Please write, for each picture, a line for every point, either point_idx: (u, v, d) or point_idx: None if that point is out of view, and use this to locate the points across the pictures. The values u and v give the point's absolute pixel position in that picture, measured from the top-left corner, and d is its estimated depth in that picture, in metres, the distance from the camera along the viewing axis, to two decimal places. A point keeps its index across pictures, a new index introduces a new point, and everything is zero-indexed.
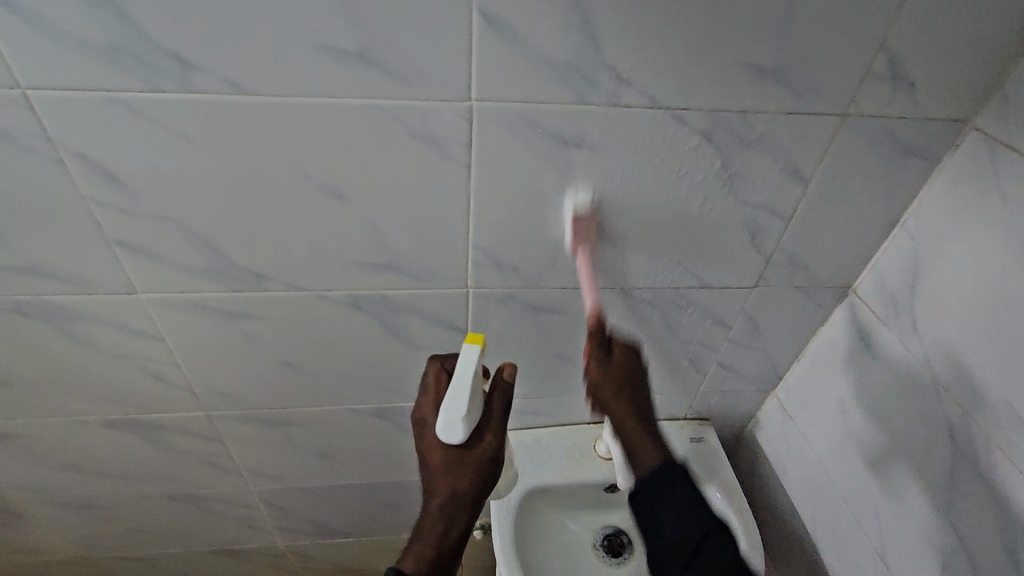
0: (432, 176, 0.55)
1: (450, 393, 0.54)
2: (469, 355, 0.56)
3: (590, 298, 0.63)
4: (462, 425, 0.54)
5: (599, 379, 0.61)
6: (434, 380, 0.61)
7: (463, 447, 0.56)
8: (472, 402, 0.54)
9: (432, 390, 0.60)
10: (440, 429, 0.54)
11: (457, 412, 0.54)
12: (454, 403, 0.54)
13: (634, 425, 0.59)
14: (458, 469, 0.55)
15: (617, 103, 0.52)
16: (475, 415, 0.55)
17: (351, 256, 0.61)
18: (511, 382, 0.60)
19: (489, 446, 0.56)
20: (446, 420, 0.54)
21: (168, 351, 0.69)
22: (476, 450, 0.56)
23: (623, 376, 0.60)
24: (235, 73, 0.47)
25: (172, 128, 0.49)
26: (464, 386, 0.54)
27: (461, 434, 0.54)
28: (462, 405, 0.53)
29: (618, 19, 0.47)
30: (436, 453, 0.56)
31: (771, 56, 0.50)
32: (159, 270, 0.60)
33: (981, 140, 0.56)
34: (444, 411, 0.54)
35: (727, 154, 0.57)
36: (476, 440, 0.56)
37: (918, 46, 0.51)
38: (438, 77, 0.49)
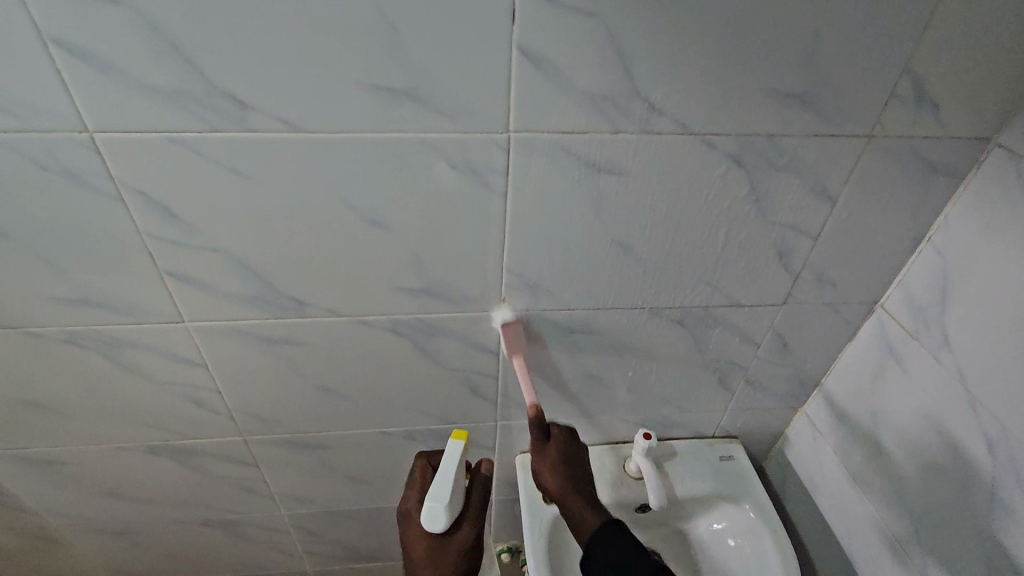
0: (470, 204, 0.57)
1: (436, 484, 0.65)
2: (452, 453, 0.68)
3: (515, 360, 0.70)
4: (445, 511, 0.63)
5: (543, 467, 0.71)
6: (419, 479, 0.74)
7: (445, 534, 0.64)
8: (453, 491, 0.65)
9: (416, 487, 0.72)
10: (425, 517, 0.63)
11: (441, 499, 0.64)
12: (439, 492, 0.64)
13: None
14: (440, 558, 0.63)
15: (650, 130, 0.54)
16: (457, 505, 0.65)
17: (390, 282, 0.63)
18: (487, 478, 0.72)
19: (466, 536, 0.65)
20: (430, 507, 0.64)
21: (210, 378, 0.71)
22: (454, 539, 0.65)
23: (560, 463, 0.71)
24: (288, 111, 0.49)
25: (226, 164, 0.52)
26: (446, 480, 0.65)
27: (443, 521, 0.63)
28: (446, 494, 0.64)
29: (652, 53, 0.49)
30: (418, 546, 0.65)
31: (798, 82, 0.52)
32: (207, 299, 0.63)
33: (1005, 156, 0.57)
34: (429, 500, 0.64)
35: (755, 177, 0.58)
36: (455, 530, 0.65)
37: (941, 69, 0.52)
38: (479, 110, 0.51)
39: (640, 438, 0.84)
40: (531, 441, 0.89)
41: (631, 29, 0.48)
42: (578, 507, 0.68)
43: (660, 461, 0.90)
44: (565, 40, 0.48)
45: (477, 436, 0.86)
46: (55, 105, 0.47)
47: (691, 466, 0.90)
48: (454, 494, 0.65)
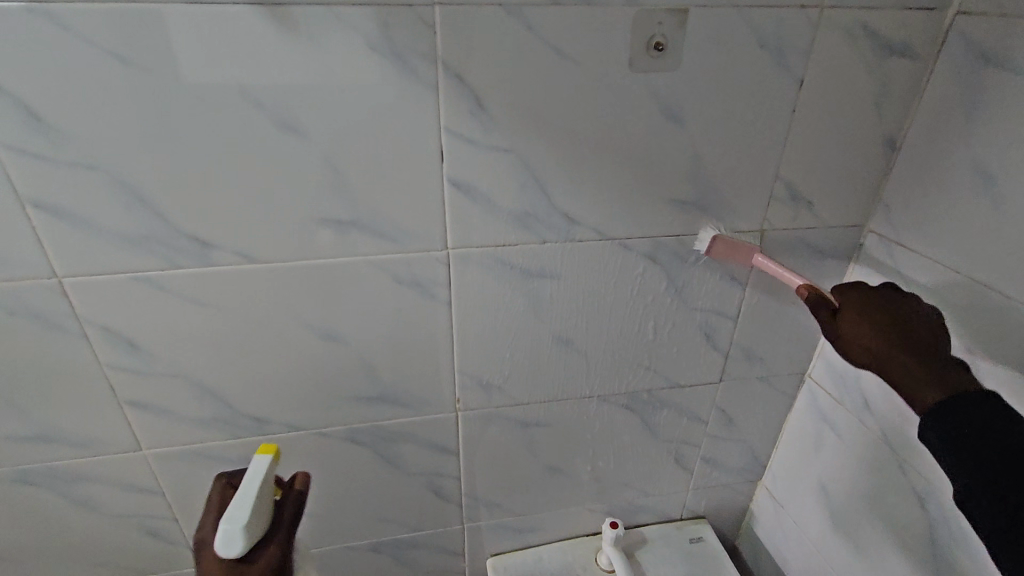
0: (417, 313, 0.63)
1: (234, 500, 0.51)
2: (256, 468, 0.53)
3: (754, 257, 0.64)
4: (241, 533, 0.49)
5: (876, 340, 0.53)
6: (216, 500, 0.56)
7: (242, 562, 0.49)
8: (256, 508, 0.50)
9: (212, 510, 0.55)
10: (219, 540, 0.48)
11: (236, 519, 0.49)
12: (237, 511, 0.49)
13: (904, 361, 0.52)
14: None
15: (571, 238, 0.61)
16: (262, 523, 0.51)
17: (347, 392, 0.66)
18: (302, 492, 0.58)
19: (274, 555, 0.50)
20: (225, 530, 0.48)
21: (167, 505, 0.71)
22: (257, 563, 0.49)
23: (876, 322, 0.54)
24: (245, 247, 0.55)
25: (188, 296, 0.57)
26: (247, 494, 0.51)
27: (239, 546, 0.48)
28: (245, 511, 0.49)
29: (563, 177, 0.58)
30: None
31: (690, 192, 0.61)
32: (166, 425, 0.64)
33: (878, 239, 0.67)
34: (223, 521, 0.49)
35: (671, 270, 0.66)
36: (258, 551, 0.50)
37: (807, 173, 0.63)
38: (419, 234, 0.58)
39: (607, 527, 0.85)
40: (500, 541, 0.88)
41: (543, 160, 0.56)
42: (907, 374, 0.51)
43: (630, 550, 0.89)
44: (488, 172, 0.56)
45: (446, 541, 0.85)
46: (28, 257, 0.52)
47: (661, 552, 0.90)
48: (258, 510, 0.51)
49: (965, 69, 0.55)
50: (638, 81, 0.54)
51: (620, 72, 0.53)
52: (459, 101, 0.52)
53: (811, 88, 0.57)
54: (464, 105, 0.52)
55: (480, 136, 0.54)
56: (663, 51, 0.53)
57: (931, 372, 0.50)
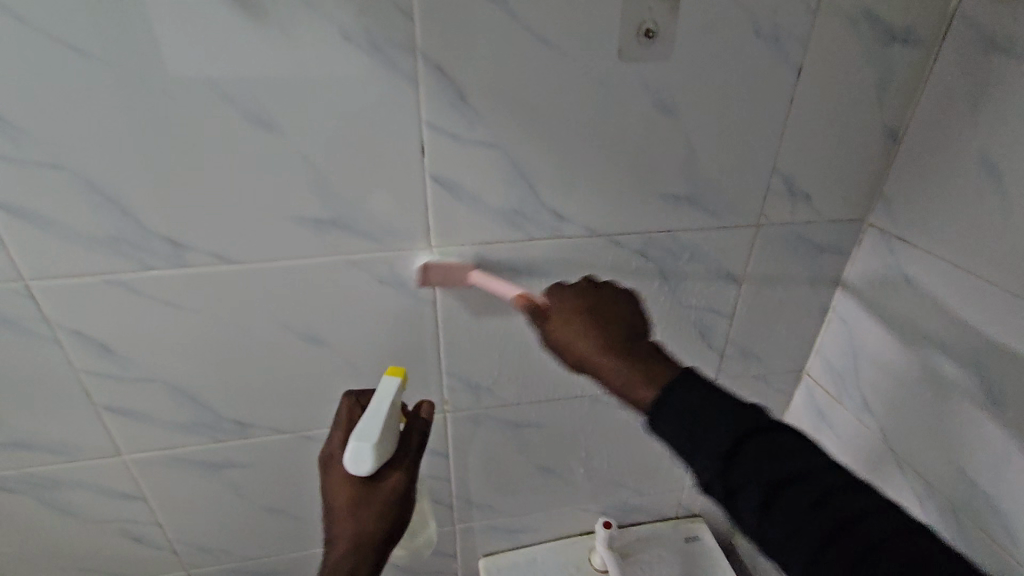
0: (402, 313, 0.61)
1: (365, 418, 0.50)
2: (384, 392, 0.53)
3: (471, 274, 0.58)
4: (372, 451, 0.48)
5: (587, 342, 0.48)
6: (345, 416, 0.57)
7: (371, 479, 0.50)
8: (386, 428, 0.50)
9: (342, 426, 0.56)
10: (349, 456, 0.48)
11: (369, 437, 0.49)
12: (369, 428, 0.49)
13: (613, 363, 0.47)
14: (365, 507, 0.49)
15: (560, 235, 0.59)
16: (389, 446, 0.50)
17: (331, 394, 0.65)
18: (428, 421, 0.56)
19: (398, 480, 0.51)
20: (354, 446, 0.48)
21: (151, 511, 0.69)
22: (385, 483, 0.50)
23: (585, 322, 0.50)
24: (220, 247, 0.53)
25: (163, 299, 0.55)
26: (376, 415, 0.50)
27: (369, 465, 0.48)
28: (376, 430, 0.49)
29: (551, 171, 0.55)
30: (342, 491, 0.50)
31: (683, 187, 0.59)
32: (145, 430, 0.62)
33: (878, 234, 0.64)
34: (355, 437, 0.49)
35: (664, 267, 0.64)
36: (386, 472, 0.51)
37: (804, 166, 0.60)
38: (401, 232, 0.56)
39: (601, 527, 0.84)
40: (494, 542, 0.87)
41: (529, 154, 0.54)
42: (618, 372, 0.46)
43: (624, 550, 0.88)
44: (472, 168, 0.54)
45: (438, 542, 0.84)
46: None
47: (657, 552, 0.88)
48: (387, 431, 0.50)
49: (970, 56, 0.52)
50: (629, 71, 0.51)
51: (610, 61, 0.51)
52: (439, 93, 0.49)
53: (809, 78, 0.55)
54: (444, 98, 0.50)
55: (462, 130, 0.52)
56: (655, 38, 0.50)
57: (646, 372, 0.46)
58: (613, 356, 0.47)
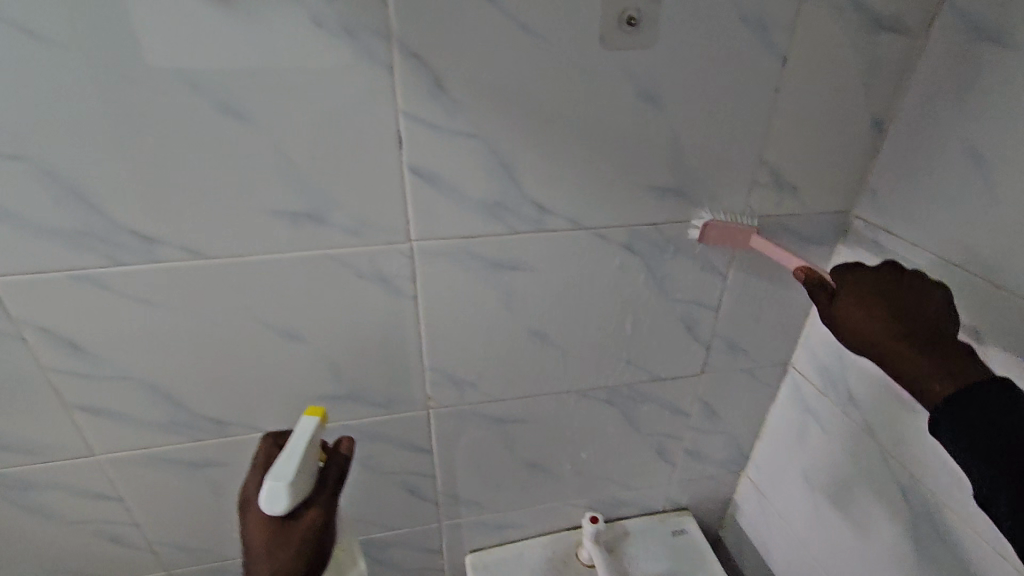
0: (383, 309, 0.59)
1: (279, 459, 0.50)
2: (299, 431, 0.53)
3: (753, 239, 0.62)
4: (287, 492, 0.48)
5: (879, 328, 0.50)
6: (262, 458, 0.57)
7: (287, 519, 0.50)
8: (301, 468, 0.50)
9: (258, 468, 0.56)
10: (262, 499, 0.48)
11: (284, 477, 0.49)
12: (282, 469, 0.49)
13: (908, 351, 0.49)
14: (280, 547, 0.50)
15: (543, 228, 0.58)
16: (306, 484, 0.51)
17: (312, 392, 0.63)
18: (347, 456, 0.56)
19: (315, 517, 0.51)
20: (268, 488, 0.49)
21: (127, 511, 0.68)
22: (301, 522, 0.51)
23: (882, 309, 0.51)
24: (191, 241, 0.51)
25: (133, 294, 0.53)
26: (290, 456, 0.50)
27: (284, 506, 0.48)
28: (291, 470, 0.49)
29: (534, 163, 0.54)
30: (257, 534, 0.51)
31: (669, 179, 0.58)
32: (119, 429, 0.61)
33: (864, 226, 0.64)
34: (268, 480, 0.49)
35: (650, 260, 0.63)
36: (301, 511, 0.51)
37: (791, 157, 0.59)
38: (380, 225, 0.54)
39: (587, 522, 0.83)
40: (480, 538, 0.86)
41: (511, 145, 0.53)
42: (937, 362, 0.47)
43: (611, 544, 0.88)
44: (452, 159, 0.52)
45: (424, 539, 0.83)
46: None
47: (644, 546, 0.88)
48: (303, 470, 0.50)
49: (958, 45, 0.52)
50: (612, 59, 0.50)
51: (592, 48, 0.49)
52: (416, 81, 0.48)
53: (796, 67, 0.54)
54: (422, 87, 0.48)
55: (441, 120, 0.50)
56: (638, 25, 0.49)
57: (937, 362, 0.47)
58: (911, 347, 0.49)
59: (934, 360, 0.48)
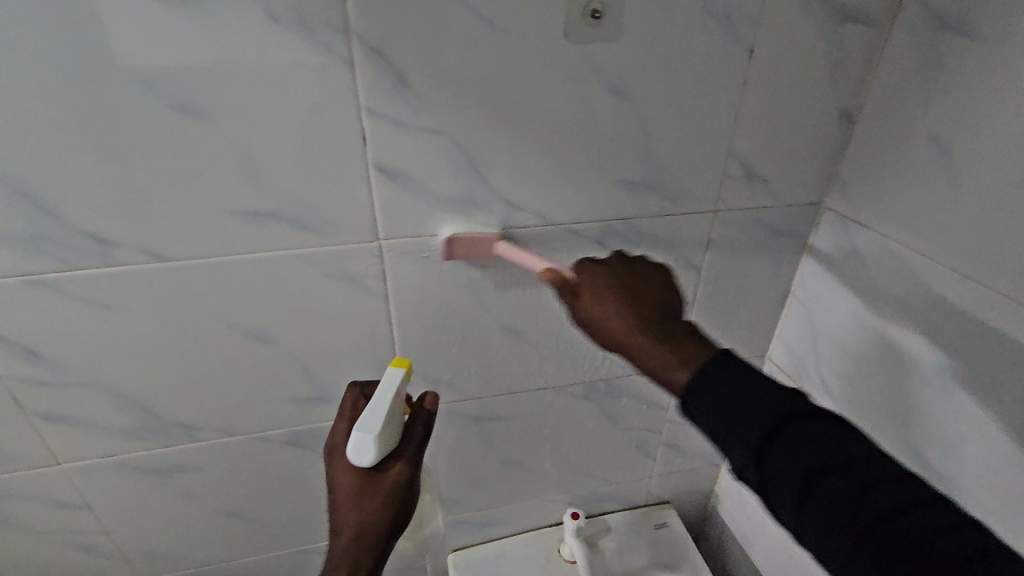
0: (353, 309, 0.59)
1: (368, 409, 0.48)
2: (390, 381, 0.50)
3: (497, 246, 0.56)
4: (376, 442, 0.46)
5: (621, 319, 0.47)
6: (349, 410, 0.54)
7: (375, 470, 0.47)
8: (390, 419, 0.48)
9: (344, 418, 0.53)
10: (352, 448, 0.46)
11: (373, 427, 0.46)
12: (372, 419, 0.47)
13: (642, 338, 0.46)
14: (369, 496, 0.46)
15: (514, 224, 0.58)
16: (392, 437, 0.48)
17: (283, 394, 0.62)
18: (432, 414, 0.53)
19: (402, 471, 0.48)
20: (358, 437, 0.46)
21: (98, 520, 0.66)
22: (387, 474, 0.47)
23: (622, 296, 0.50)
24: (151, 244, 0.50)
25: (93, 299, 0.52)
26: (381, 404, 0.48)
27: (372, 456, 0.46)
28: (381, 421, 0.47)
29: (501, 159, 0.54)
30: (343, 482, 0.47)
31: (639, 173, 0.57)
32: (85, 436, 0.60)
33: (834, 218, 0.64)
34: (358, 428, 0.46)
35: (623, 255, 0.63)
36: (389, 462, 0.48)
37: (761, 149, 0.59)
38: (346, 225, 0.53)
39: (568, 517, 0.83)
40: (462, 537, 0.86)
41: (477, 141, 0.52)
42: (658, 350, 0.45)
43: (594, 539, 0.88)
44: (418, 156, 0.52)
45: None
46: None
47: (626, 540, 0.88)
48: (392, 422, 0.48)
49: (922, 36, 0.52)
50: (577, 52, 0.49)
51: (558, 42, 0.49)
52: (378, 77, 0.47)
53: (763, 59, 0.54)
54: (384, 82, 0.47)
55: (405, 116, 0.49)
56: (602, 19, 0.48)
57: (671, 354, 0.44)
58: (642, 337, 0.46)
59: (661, 346, 0.45)
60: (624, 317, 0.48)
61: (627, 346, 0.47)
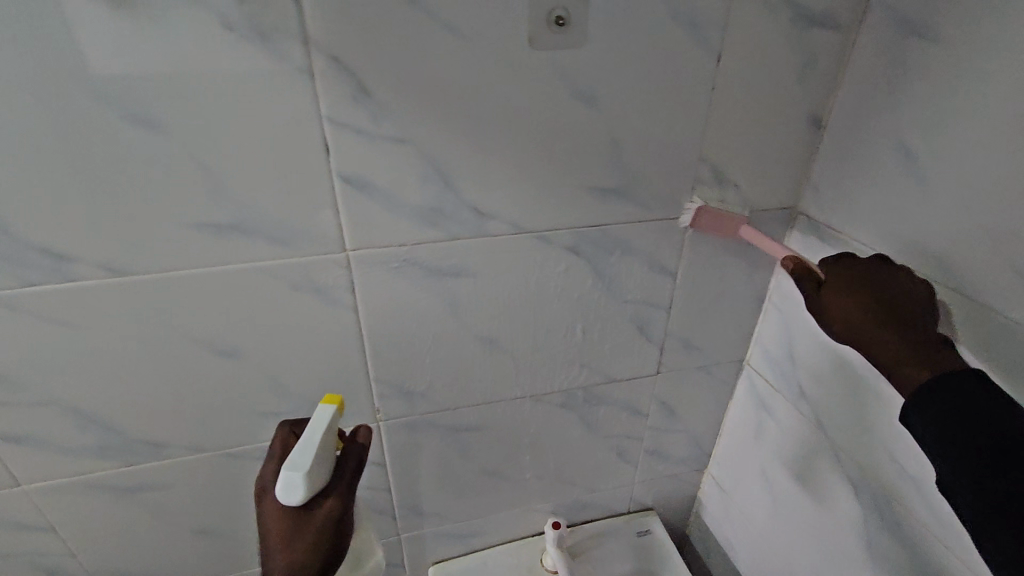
0: (322, 321, 0.57)
1: (297, 447, 0.49)
2: (320, 416, 0.51)
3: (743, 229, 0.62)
4: (304, 482, 0.47)
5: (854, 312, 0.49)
6: (279, 448, 0.56)
7: (304, 510, 0.49)
8: (318, 457, 0.49)
9: (274, 457, 0.55)
10: (281, 489, 0.47)
11: (301, 466, 0.48)
12: (299, 459, 0.48)
13: (897, 341, 0.46)
14: (298, 537, 0.48)
15: (483, 233, 0.57)
16: (323, 474, 0.49)
17: (252, 409, 0.61)
18: (365, 447, 0.55)
19: (330, 510, 0.49)
20: (286, 478, 0.47)
21: (62, 541, 0.64)
22: (317, 514, 0.49)
23: (877, 294, 0.49)
24: (108, 257, 0.49)
25: (48, 315, 0.50)
26: (310, 442, 0.49)
27: (300, 496, 0.47)
28: (308, 460, 0.48)
29: (469, 167, 0.53)
30: (274, 524, 0.49)
31: (609, 180, 0.57)
32: (46, 456, 0.58)
33: (807, 222, 0.64)
34: (285, 469, 0.48)
35: (596, 262, 0.62)
36: (318, 503, 0.49)
37: (732, 154, 0.59)
38: (311, 235, 0.52)
39: (550, 527, 0.82)
40: (442, 549, 0.84)
41: (444, 149, 0.51)
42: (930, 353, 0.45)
43: (576, 548, 0.87)
44: (383, 166, 0.51)
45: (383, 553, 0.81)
46: None
47: (608, 548, 0.87)
48: (321, 459, 0.49)
49: (887, 40, 0.52)
50: (541, 59, 0.49)
51: (522, 49, 0.48)
52: (339, 86, 0.46)
53: (730, 64, 0.54)
54: (346, 91, 0.47)
55: (369, 125, 0.49)
56: (566, 25, 0.48)
57: (916, 356, 0.45)
58: (886, 335, 0.47)
59: (917, 349, 0.46)
60: (863, 315, 0.48)
61: (868, 344, 0.48)
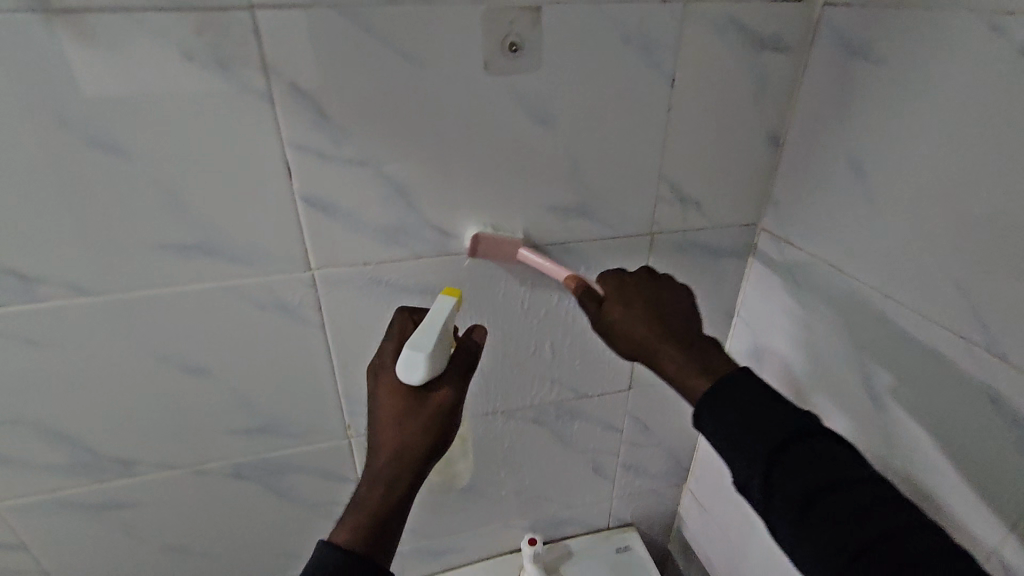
0: (289, 338, 0.58)
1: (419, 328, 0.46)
2: (441, 306, 0.49)
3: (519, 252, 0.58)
4: (426, 363, 0.44)
5: (638, 330, 0.50)
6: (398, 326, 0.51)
7: (422, 390, 0.45)
8: (440, 340, 0.46)
9: (393, 335, 0.51)
10: (402, 365, 0.44)
11: (424, 346, 0.44)
12: (422, 338, 0.45)
13: (672, 347, 0.48)
14: (411, 417, 0.45)
15: (447, 250, 0.58)
16: (443, 359, 0.46)
17: (222, 426, 0.62)
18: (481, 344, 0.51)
19: (447, 395, 0.46)
20: (408, 355, 0.44)
21: (34, 559, 0.65)
22: (434, 397, 0.45)
23: (649, 308, 0.51)
24: (75, 279, 0.50)
25: (17, 336, 0.51)
26: (432, 325, 0.46)
27: (421, 375, 0.44)
28: (429, 340, 0.45)
29: (430, 188, 0.54)
30: (387, 399, 0.46)
31: (570, 199, 0.58)
32: (17, 474, 0.59)
33: (770, 238, 0.65)
34: (407, 346, 0.45)
35: (562, 278, 0.63)
36: (434, 388, 0.46)
37: (692, 173, 0.60)
38: (276, 255, 0.54)
39: (525, 544, 0.83)
40: (420, 566, 0.84)
41: (405, 170, 0.53)
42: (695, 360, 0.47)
43: (554, 564, 0.87)
44: (345, 187, 0.52)
45: None
46: None
47: (587, 565, 0.87)
48: (441, 343, 0.46)
49: (835, 63, 0.53)
50: (496, 84, 0.51)
51: (477, 74, 0.50)
52: (299, 111, 0.48)
53: (684, 86, 0.55)
54: (306, 116, 0.48)
55: (329, 147, 0.50)
56: (520, 52, 0.50)
57: (694, 362, 0.47)
58: (668, 344, 0.48)
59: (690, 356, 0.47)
60: (647, 327, 0.49)
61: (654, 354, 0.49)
